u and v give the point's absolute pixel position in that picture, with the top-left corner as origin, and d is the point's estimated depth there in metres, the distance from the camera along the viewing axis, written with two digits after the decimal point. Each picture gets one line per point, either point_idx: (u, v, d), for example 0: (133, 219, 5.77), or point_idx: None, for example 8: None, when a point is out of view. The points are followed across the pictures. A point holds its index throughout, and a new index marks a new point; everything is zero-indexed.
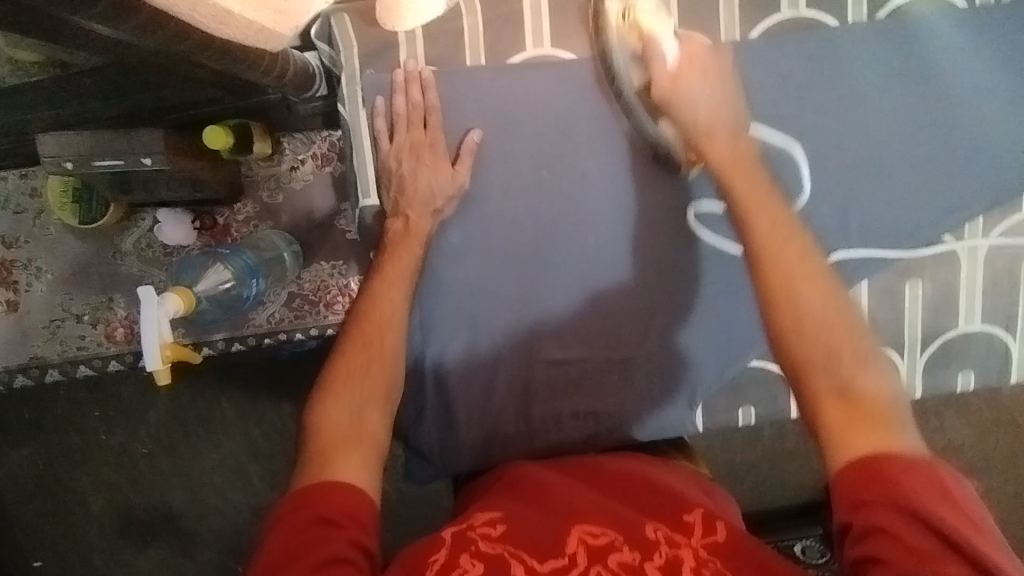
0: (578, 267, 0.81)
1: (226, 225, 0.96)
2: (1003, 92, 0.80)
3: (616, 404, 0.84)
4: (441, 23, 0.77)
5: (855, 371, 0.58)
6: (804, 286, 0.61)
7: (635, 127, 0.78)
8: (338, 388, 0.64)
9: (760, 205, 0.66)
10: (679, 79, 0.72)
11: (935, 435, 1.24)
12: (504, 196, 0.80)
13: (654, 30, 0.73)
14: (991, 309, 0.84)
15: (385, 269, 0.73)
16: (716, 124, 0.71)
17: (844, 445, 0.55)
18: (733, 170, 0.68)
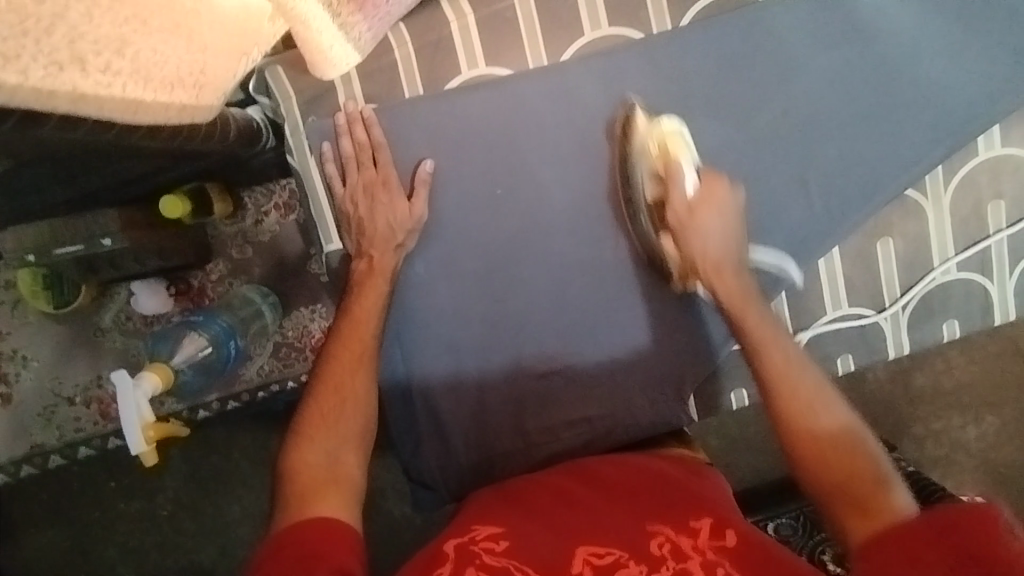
0: (549, 276, 0.82)
1: (201, 287, 0.97)
2: (939, 39, 0.80)
3: (609, 407, 0.84)
4: (373, 60, 0.75)
5: (873, 489, 0.59)
6: (819, 410, 0.63)
7: (638, 234, 0.81)
8: (314, 432, 0.67)
9: (795, 374, 0.65)
10: (696, 210, 0.75)
11: (944, 376, 1.24)
12: (466, 221, 0.80)
13: (678, 154, 0.76)
14: (964, 256, 0.84)
15: (353, 310, 0.74)
16: (725, 259, 0.74)
17: (864, 526, 0.58)
18: (740, 307, 0.71)
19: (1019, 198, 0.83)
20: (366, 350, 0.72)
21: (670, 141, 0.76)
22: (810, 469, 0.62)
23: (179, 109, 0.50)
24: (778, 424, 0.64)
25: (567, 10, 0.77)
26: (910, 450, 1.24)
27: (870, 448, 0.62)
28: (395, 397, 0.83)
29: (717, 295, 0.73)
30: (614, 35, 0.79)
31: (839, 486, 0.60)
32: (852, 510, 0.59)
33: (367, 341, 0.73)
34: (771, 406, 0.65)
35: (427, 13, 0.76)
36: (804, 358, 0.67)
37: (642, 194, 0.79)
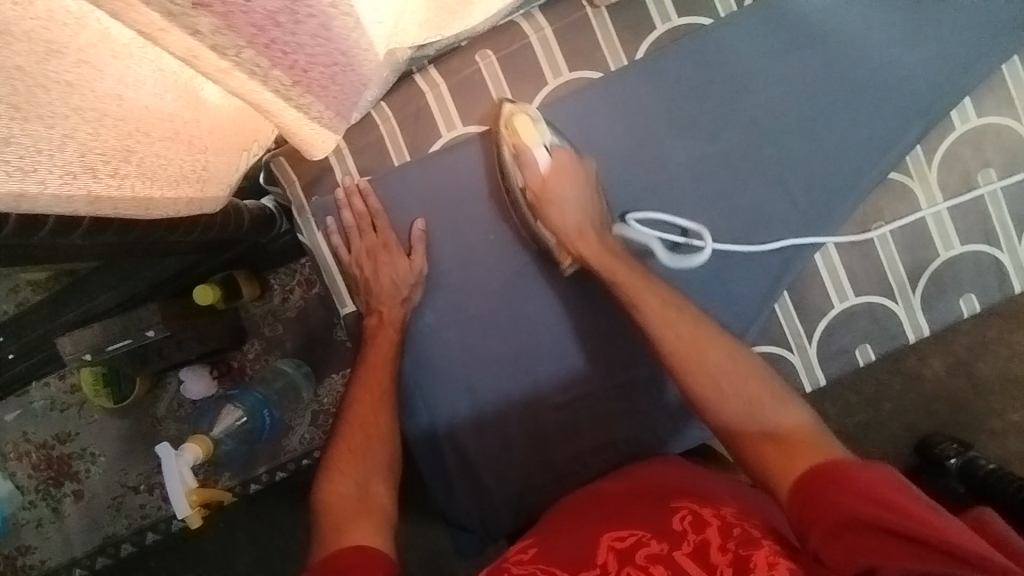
0: (543, 316, 0.85)
1: (240, 366, 1.05)
2: (889, 27, 0.82)
3: (630, 428, 0.86)
4: (362, 138, 0.84)
5: (775, 412, 0.66)
6: (708, 348, 0.71)
7: (523, 224, 0.84)
8: (342, 466, 0.72)
9: (676, 318, 0.73)
10: (550, 183, 0.80)
11: (1013, 362, 1.17)
12: (465, 270, 0.86)
13: (528, 140, 0.79)
14: (965, 229, 0.83)
15: (368, 356, 0.81)
16: (585, 224, 0.80)
17: (786, 473, 0.61)
18: (608, 264, 0.78)
19: (1008, 159, 0.82)
20: (383, 393, 0.78)
21: (521, 127, 0.79)
22: (724, 422, 0.67)
23: (186, 202, 0.59)
24: (681, 376, 0.70)
25: (529, 64, 0.82)
26: (989, 446, 1.18)
27: (771, 387, 0.68)
28: (422, 444, 0.86)
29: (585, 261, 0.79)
30: (576, 79, 0.83)
31: (756, 430, 0.65)
32: (776, 454, 0.63)
33: (383, 383, 0.79)
34: (666, 356, 0.72)
35: (403, 88, 0.83)
36: (708, 327, 0.73)
37: (516, 183, 0.82)
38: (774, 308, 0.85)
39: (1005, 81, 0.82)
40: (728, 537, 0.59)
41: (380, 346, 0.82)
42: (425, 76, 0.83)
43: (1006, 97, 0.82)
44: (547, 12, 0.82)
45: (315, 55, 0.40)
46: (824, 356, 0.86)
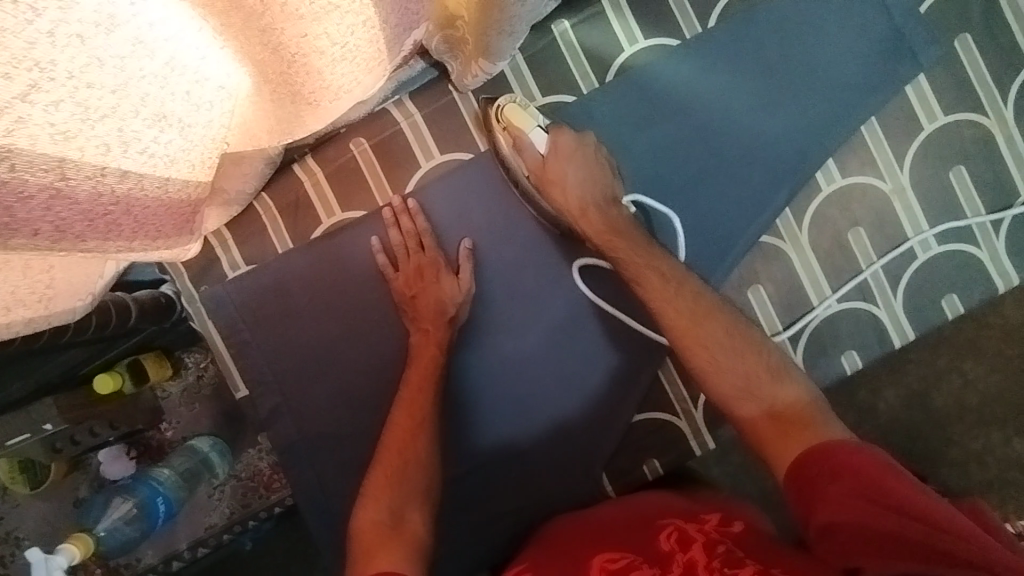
0: (487, 332, 0.86)
1: (160, 444, 1.05)
2: (752, 93, 0.83)
3: (524, 501, 0.86)
4: (247, 227, 0.86)
5: (774, 388, 0.67)
6: (704, 324, 0.71)
7: (539, 210, 0.84)
8: (377, 493, 0.72)
9: (671, 296, 0.74)
10: (552, 166, 0.80)
11: (966, 392, 1.14)
12: (353, 350, 0.86)
13: (523, 125, 0.80)
14: (841, 286, 0.84)
15: (410, 378, 0.80)
16: (588, 202, 0.80)
17: (787, 451, 0.63)
18: (611, 243, 0.78)
19: (877, 220, 0.83)
20: (426, 416, 0.78)
21: (512, 115, 0.80)
22: (724, 400, 0.68)
23: (26, 320, 0.61)
24: (684, 351, 0.71)
25: (402, 150, 0.85)
26: (955, 477, 1.14)
27: (775, 362, 0.69)
28: (323, 524, 0.87)
29: (591, 236, 0.80)
30: (449, 161, 0.86)
31: (758, 411, 0.66)
32: (776, 429, 0.64)
33: (424, 407, 0.79)
34: (668, 331, 0.73)
35: (283, 177, 0.86)
36: (706, 300, 0.73)
37: (518, 168, 0.83)
38: (658, 374, 0.87)
39: (866, 141, 0.83)
40: (713, 556, 0.59)
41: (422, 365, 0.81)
42: (303, 165, 0.86)
43: (868, 157, 0.83)
44: (416, 99, 0.85)
45: (70, 217, 0.42)
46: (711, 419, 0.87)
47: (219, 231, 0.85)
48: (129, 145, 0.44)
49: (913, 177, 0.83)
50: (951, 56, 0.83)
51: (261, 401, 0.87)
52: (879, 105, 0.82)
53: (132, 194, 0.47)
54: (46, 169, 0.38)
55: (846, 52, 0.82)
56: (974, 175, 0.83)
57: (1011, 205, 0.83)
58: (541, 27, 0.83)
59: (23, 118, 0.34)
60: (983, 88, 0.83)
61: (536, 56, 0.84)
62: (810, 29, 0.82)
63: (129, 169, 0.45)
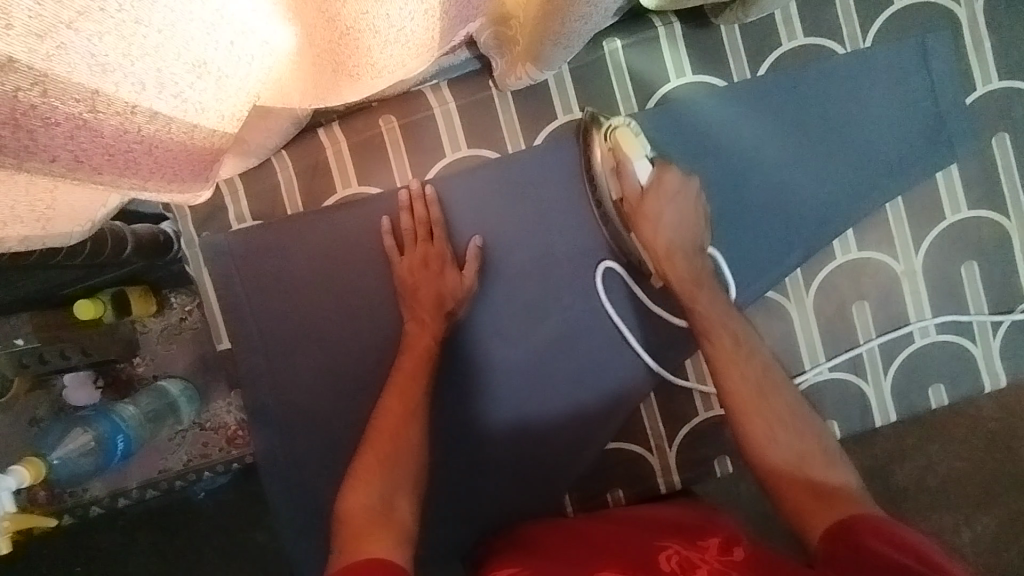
0: (500, 327, 0.85)
1: (128, 378, 1.03)
2: (786, 148, 0.83)
3: (483, 508, 0.86)
4: (260, 182, 0.85)
5: (827, 473, 0.63)
6: (770, 392, 0.68)
7: (614, 235, 0.83)
8: (368, 475, 0.69)
9: (738, 362, 0.70)
10: (647, 198, 0.77)
11: (927, 475, 1.15)
12: (344, 325, 0.85)
13: (631, 152, 0.77)
14: (835, 355, 0.84)
15: (403, 368, 0.79)
16: (675, 245, 0.77)
17: (821, 521, 0.58)
18: (691, 293, 0.75)
19: (883, 297, 0.84)
20: (419, 405, 0.76)
21: (623, 138, 0.78)
22: (769, 469, 0.64)
23: (20, 237, 0.59)
24: (741, 416, 0.67)
25: (431, 135, 0.84)
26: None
27: (830, 447, 0.65)
28: (279, 490, 0.87)
29: (672, 281, 0.76)
30: (473, 156, 0.85)
31: (800, 479, 0.62)
32: (815, 502, 0.60)
33: (418, 395, 0.77)
34: (725, 397, 0.69)
35: (307, 139, 0.85)
36: (774, 376, 0.70)
37: (607, 192, 0.81)
38: (639, 406, 0.86)
39: (888, 219, 0.83)
40: None
41: (416, 355, 0.80)
42: (328, 131, 0.84)
43: (887, 234, 0.83)
44: (454, 88, 0.84)
45: (88, 147, 0.41)
46: (682, 460, 0.87)
47: (232, 179, 0.84)
48: (163, 88, 0.43)
49: (926, 262, 0.83)
50: (987, 152, 0.83)
51: (242, 358, 0.86)
52: (909, 185, 0.82)
53: (157, 135, 0.46)
54: (76, 99, 0.36)
55: (887, 125, 0.82)
56: (984, 273, 0.84)
57: (1013, 310, 0.84)
58: (592, 42, 0.82)
59: (64, 45, 0.33)
60: (1010, 190, 0.83)
61: (582, 70, 0.83)
62: (857, 96, 0.82)
63: (159, 110, 0.44)
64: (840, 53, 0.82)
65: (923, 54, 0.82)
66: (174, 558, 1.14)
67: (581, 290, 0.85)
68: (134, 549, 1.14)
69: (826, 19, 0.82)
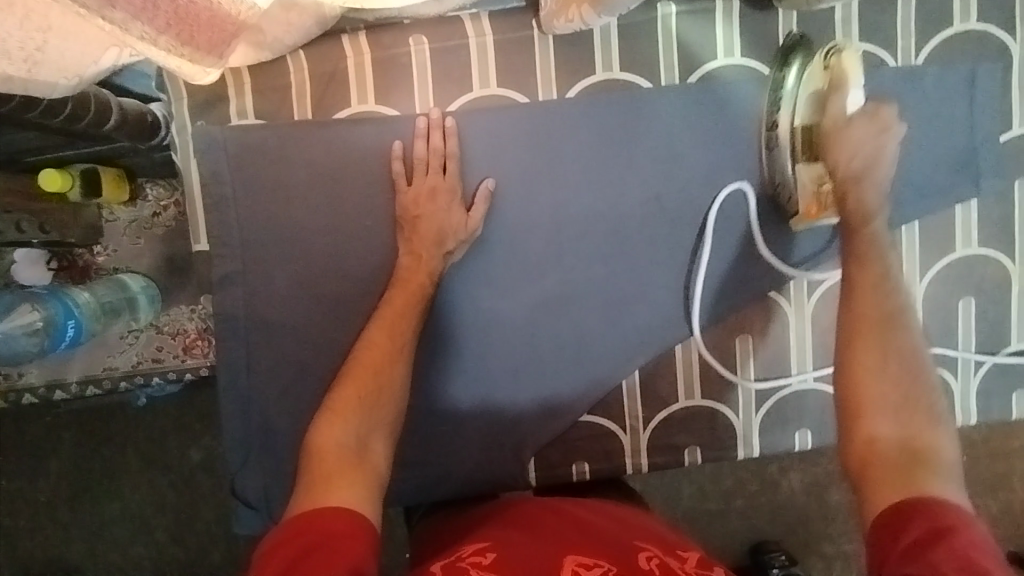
0: (511, 270, 0.82)
1: (85, 266, 0.96)
2: None
3: (444, 460, 0.82)
4: (269, 79, 0.79)
5: (921, 428, 0.60)
6: (891, 331, 0.65)
7: (771, 163, 0.80)
8: (344, 408, 0.66)
9: (879, 295, 0.67)
10: (853, 123, 0.72)
11: None
12: (336, 247, 0.81)
13: (850, 76, 0.73)
14: (821, 366, 0.85)
15: (392, 302, 0.75)
16: (866, 173, 0.73)
17: (892, 486, 0.57)
18: (858, 225, 0.71)
19: None
20: (404, 343, 0.73)
21: (847, 65, 0.73)
22: (862, 403, 0.62)
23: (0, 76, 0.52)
24: (851, 345, 0.65)
25: (461, 65, 0.79)
26: (817, 569, 1.16)
27: (937, 407, 0.62)
28: (232, 407, 0.82)
29: (846, 209, 0.72)
30: (500, 96, 0.80)
31: (892, 435, 0.60)
32: (897, 459, 0.58)
33: (405, 334, 0.73)
34: (844, 325, 0.67)
35: (328, 43, 0.79)
36: (912, 322, 0.66)
37: (789, 118, 0.77)
38: (621, 382, 0.84)
39: (901, 241, 0.83)
40: None
41: (407, 290, 0.77)
42: (352, 40, 0.78)
43: (897, 256, 0.83)
44: (495, 20, 0.79)
45: None
46: (652, 444, 0.85)
47: (239, 69, 0.77)
48: None
49: (929, 291, 0.84)
50: (1007, 193, 0.83)
51: (218, 262, 0.81)
52: (927, 212, 0.82)
53: None
54: None
55: (922, 146, 0.81)
56: (979, 311, 0.84)
57: (997, 352, 0.85)
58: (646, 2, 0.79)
59: None
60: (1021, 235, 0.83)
61: (630, 28, 0.79)
62: (902, 112, 0.80)
63: None
64: (891, 65, 0.80)
65: (970, 83, 0.81)
66: (103, 463, 1.09)
67: (590, 255, 0.82)
68: (61, 443, 1.08)
69: (882, 27, 0.80)
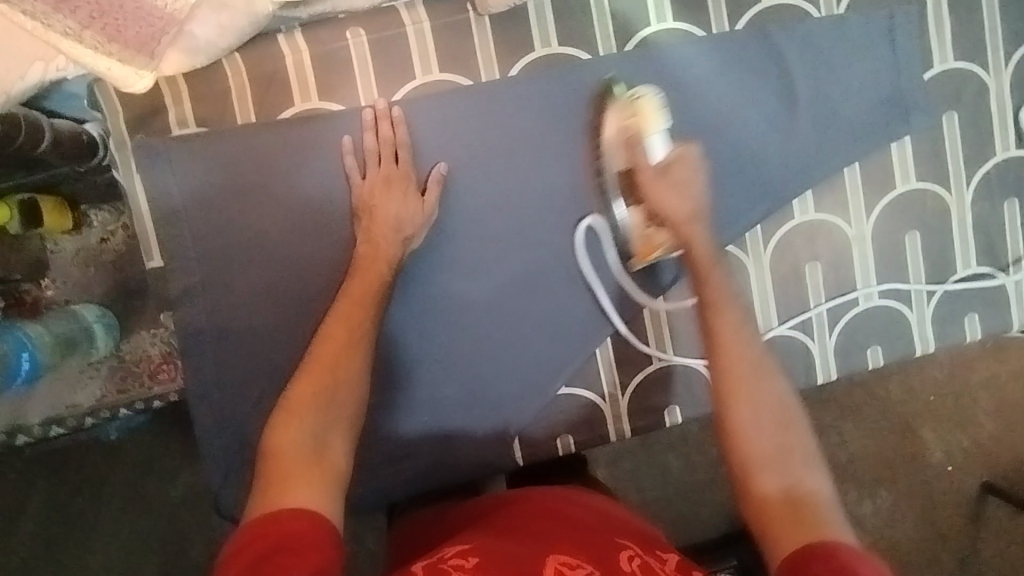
0: (474, 253, 0.83)
1: (35, 302, 0.93)
2: (759, 106, 0.84)
3: (430, 448, 0.84)
4: (207, 85, 0.78)
5: (801, 472, 0.61)
6: (758, 381, 0.64)
7: (608, 205, 0.83)
8: (301, 410, 0.63)
9: (738, 342, 0.66)
10: (672, 170, 0.75)
11: (838, 449, 1.22)
12: (295, 249, 0.80)
13: (650, 124, 0.77)
14: (785, 314, 0.87)
15: (350, 291, 0.74)
16: (698, 215, 0.73)
17: (788, 544, 0.57)
18: (706, 266, 0.71)
19: (833, 260, 0.87)
20: (361, 334, 0.71)
21: (645, 109, 0.78)
22: (746, 460, 0.61)
23: None
24: (722, 399, 0.64)
25: (401, 54, 0.79)
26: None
27: (809, 447, 0.62)
28: (205, 425, 0.81)
29: (691, 249, 0.72)
30: (444, 81, 0.81)
31: (777, 488, 0.60)
32: (787, 518, 0.58)
33: (364, 323, 0.72)
34: (712, 378, 0.65)
35: (264, 44, 0.78)
36: (769, 362, 0.66)
37: (611, 164, 0.81)
38: (595, 352, 0.85)
39: (844, 184, 0.86)
40: None
41: (366, 278, 0.75)
42: (289, 39, 0.78)
43: (842, 199, 0.86)
44: (430, 7, 0.80)
45: None
46: (632, 410, 0.87)
47: (175, 78, 0.76)
48: None
49: (875, 229, 0.87)
50: (936, 128, 0.87)
51: (175, 277, 0.79)
52: (866, 152, 0.85)
53: None
54: None
55: (853, 91, 0.85)
56: (924, 244, 0.88)
57: (946, 280, 0.89)
58: None
59: None
60: (954, 167, 0.87)
61: (564, 3, 0.81)
62: (829, 61, 0.84)
63: None
64: (815, 16, 0.84)
65: (890, 28, 0.85)
66: (78, 508, 1.04)
67: (546, 231, 0.83)
68: (31, 489, 1.04)
69: None
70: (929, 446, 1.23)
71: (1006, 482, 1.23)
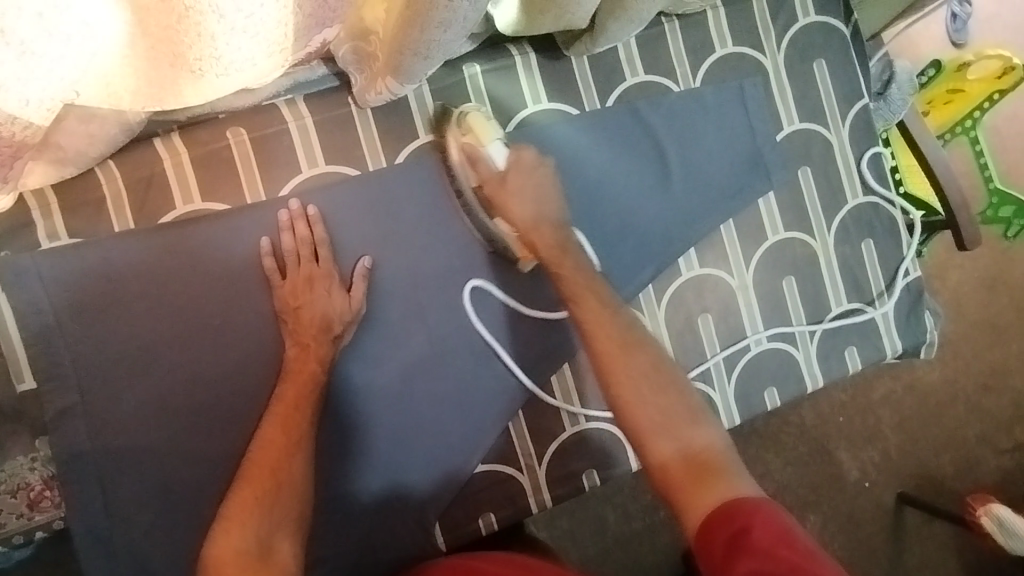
0: (384, 338, 0.82)
1: None
2: (639, 174, 0.89)
3: (345, 546, 0.81)
4: (78, 195, 0.75)
5: (688, 430, 0.67)
6: (630, 351, 0.71)
7: (477, 224, 0.83)
8: (239, 516, 0.65)
9: (602, 322, 0.73)
10: (508, 177, 0.79)
11: (765, 479, 1.26)
12: (185, 355, 0.76)
13: (483, 136, 0.79)
14: (686, 363, 0.91)
15: (283, 396, 0.74)
16: (542, 218, 0.79)
17: (694, 508, 0.63)
18: (557, 261, 0.78)
19: (722, 310, 0.92)
20: (302, 436, 0.72)
21: (476, 124, 0.80)
22: (640, 431, 0.67)
23: None
24: (604, 377, 0.70)
25: (285, 150, 0.80)
26: None
27: (692, 404, 0.69)
28: (93, 556, 0.74)
29: (541, 255, 0.79)
30: (332, 173, 0.82)
31: (673, 450, 0.66)
32: (688, 477, 0.64)
33: (301, 424, 0.73)
34: (591, 356, 0.72)
35: (139, 150, 0.76)
36: (638, 331, 0.73)
37: (465, 182, 0.82)
38: (508, 425, 0.86)
39: (723, 240, 0.93)
40: None
41: (298, 381, 0.76)
42: (166, 142, 0.76)
43: (722, 253, 0.93)
44: (312, 103, 0.81)
45: None
46: (552, 478, 0.87)
47: (42, 190, 0.73)
48: None
49: (756, 277, 0.94)
50: (795, 182, 0.95)
51: (48, 399, 0.73)
52: (737, 210, 0.93)
53: None
54: None
55: (718, 154, 0.92)
56: (800, 287, 0.95)
57: (823, 319, 0.96)
58: (451, 66, 0.84)
59: None
60: (815, 216, 0.96)
61: (443, 90, 0.84)
62: (694, 129, 0.92)
63: None
64: (674, 91, 0.92)
65: (742, 96, 0.93)
66: None
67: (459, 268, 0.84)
68: None
69: (661, 60, 0.91)
70: (846, 466, 1.29)
71: (917, 490, 1.30)
